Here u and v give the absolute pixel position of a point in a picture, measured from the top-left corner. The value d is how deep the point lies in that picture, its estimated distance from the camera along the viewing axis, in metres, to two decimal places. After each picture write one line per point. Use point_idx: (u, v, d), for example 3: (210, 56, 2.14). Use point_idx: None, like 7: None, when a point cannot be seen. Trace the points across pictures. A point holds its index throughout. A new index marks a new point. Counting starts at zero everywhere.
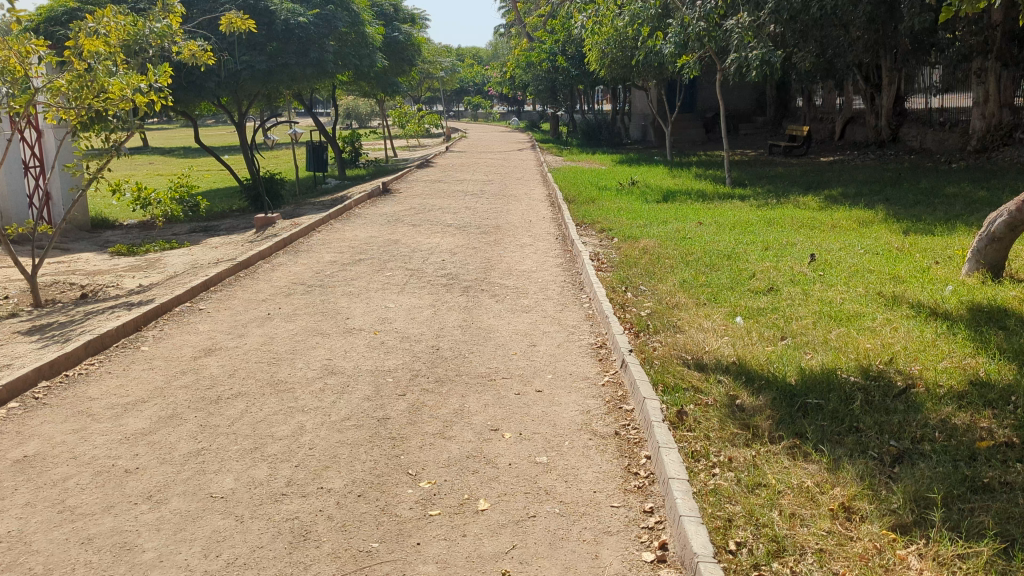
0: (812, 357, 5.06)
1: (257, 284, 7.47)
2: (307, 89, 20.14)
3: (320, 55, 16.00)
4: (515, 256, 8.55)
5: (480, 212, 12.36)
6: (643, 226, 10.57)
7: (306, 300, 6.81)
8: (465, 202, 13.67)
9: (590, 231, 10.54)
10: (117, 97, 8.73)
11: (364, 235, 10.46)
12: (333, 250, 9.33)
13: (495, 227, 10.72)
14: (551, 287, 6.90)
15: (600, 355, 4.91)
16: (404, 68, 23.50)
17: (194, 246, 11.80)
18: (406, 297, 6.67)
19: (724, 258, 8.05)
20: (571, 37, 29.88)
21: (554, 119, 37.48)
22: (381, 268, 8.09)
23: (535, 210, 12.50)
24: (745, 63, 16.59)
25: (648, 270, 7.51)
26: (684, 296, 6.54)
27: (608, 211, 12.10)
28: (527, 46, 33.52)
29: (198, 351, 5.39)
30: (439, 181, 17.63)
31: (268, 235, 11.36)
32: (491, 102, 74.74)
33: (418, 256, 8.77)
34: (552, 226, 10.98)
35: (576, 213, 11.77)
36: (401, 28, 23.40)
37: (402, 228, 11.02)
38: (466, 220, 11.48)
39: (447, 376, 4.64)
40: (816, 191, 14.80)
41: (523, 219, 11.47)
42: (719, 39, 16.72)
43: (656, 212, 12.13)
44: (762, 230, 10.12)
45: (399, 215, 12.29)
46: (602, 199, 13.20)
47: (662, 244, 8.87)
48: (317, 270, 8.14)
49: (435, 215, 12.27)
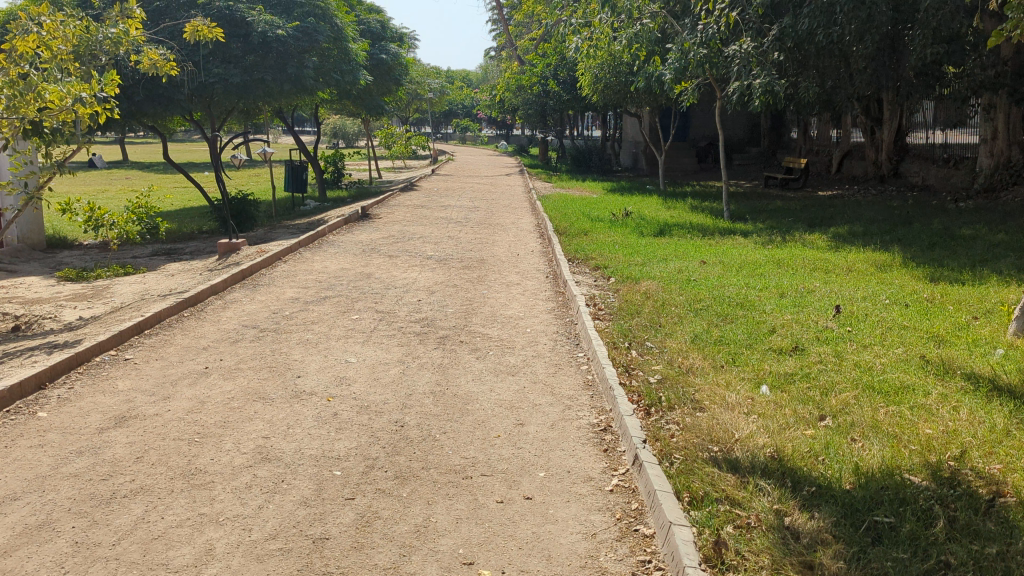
0: (866, 449, 4.11)
1: (202, 326, 6.47)
2: (286, 106, 19.16)
3: (298, 71, 15.10)
4: (500, 298, 7.59)
5: (463, 243, 11.40)
6: (643, 263, 9.64)
7: (254, 349, 5.80)
8: (448, 231, 12.70)
9: (584, 268, 9.60)
10: (56, 107, 7.71)
11: (333, 267, 9.47)
12: (297, 284, 8.34)
13: (479, 261, 9.76)
14: (542, 339, 5.92)
15: (605, 443, 3.94)
16: (390, 88, 22.61)
17: (150, 273, 10.78)
18: (371, 349, 5.67)
19: (737, 307, 7.13)
20: (563, 61, 29.13)
21: (544, 144, 36.70)
22: (346, 308, 7.09)
23: (523, 242, 11.54)
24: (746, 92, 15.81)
25: (653, 320, 6.57)
26: (697, 355, 5.60)
27: (603, 245, 11.16)
28: (518, 69, 32.75)
29: (107, 420, 4.36)
30: (422, 206, 16.69)
31: (231, 264, 10.36)
32: (480, 125, 74.13)
33: (391, 294, 7.78)
34: (543, 261, 10.04)
35: (568, 247, 10.84)
36: (389, 46, 22.53)
37: (377, 259, 10.04)
38: (448, 251, 10.52)
39: (411, 469, 3.64)
40: (821, 228, 13.93)
41: (510, 253, 10.52)
42: (720, 66, 15.87)
43: (655, 247, 11.21)
44: (773, 273, 9.21)
45: (375, 244, 11.32)
46: (596, 232, 12.27)
47: (666, 288, 7.94)
48: (274, 310, 7.14)
49: (415, 244, 11.31)
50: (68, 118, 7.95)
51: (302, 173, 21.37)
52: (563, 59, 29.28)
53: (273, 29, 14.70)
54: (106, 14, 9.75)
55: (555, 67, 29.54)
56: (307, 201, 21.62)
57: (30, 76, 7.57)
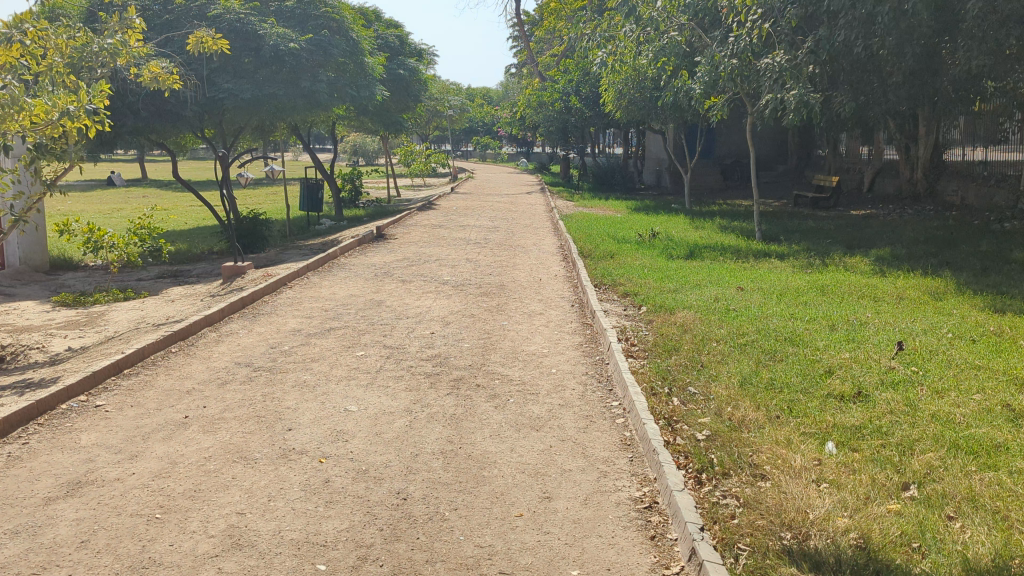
0: (969, 533, 3.36)
1: (190, 364, 5.81)
2: (300, 123, 18.65)
3: (312, 85, 14.61)
4: (521, 330, 6.88)
5: (482, 266, 10.72)
6: (675, 290, 8.92)
7: (244, 393, 5.12)
8: (466, 253, 12.03)
9: (613, 295, 8.90)
10: (40, 121, 7.13)
11: (341, 293, 8.82)
12: (301, 313, 7.68)
13: (499, 287, 9.08)
14: (570, 382, 5.21)
15: (653, 528, 3.23)
16: (409, 104, 22.08)
17: (150, 298, 10.17)
18: (375, 394, 4.98)
19: (786, 343, 6.40)
20: (586, 77, 28.54)
21: (565, 162, 36.07)
22: (351, 343, 6.41)
23: (545, 265, 10.85)
24: (779, 108, 15.11)
25: (694, 359, 5.85)
26: (750, 404, 4.87)
27: (630, 269, 10.44)
28: (539, 86, 32.19)
29: (59, 488, 3.69)
30: (440, 226, 16.07)
31: (235, 289, 9.74)
32: (501, 143, 73.78)
33: (402, 326, 7.10)
34: (568, 287, 9.34)
35: (595, 272, 10.13)
36: (408, 62, 22.04)
37: (389, 285, 9.38)
38: (465, 276, 9.85)
39: (413, 564, 2.94)
40: (861, 250, 13.15)
41: (531, 277, 9.84)
42: (751, 80, 15.18)
43: (687, 272, 10.48)
44: (819, 301, 8.45)
45: (388, 268, 10.67)
46: (623, 254, 11.56)
47: (705, 320, 7.21)
48: (272, 344, 6.47)
49: (431, 268, 10.65)
50: (55, 133, 7.37)
51: (318, 191, 20.83)
52: (585, 75, 28.68)
53: (285, 43, 14.20)
54: (104, 24, 9.23)
55: (576, 84, 28.94)
56: (323, 220, 21.05)
57: (12, 89, 6.98)
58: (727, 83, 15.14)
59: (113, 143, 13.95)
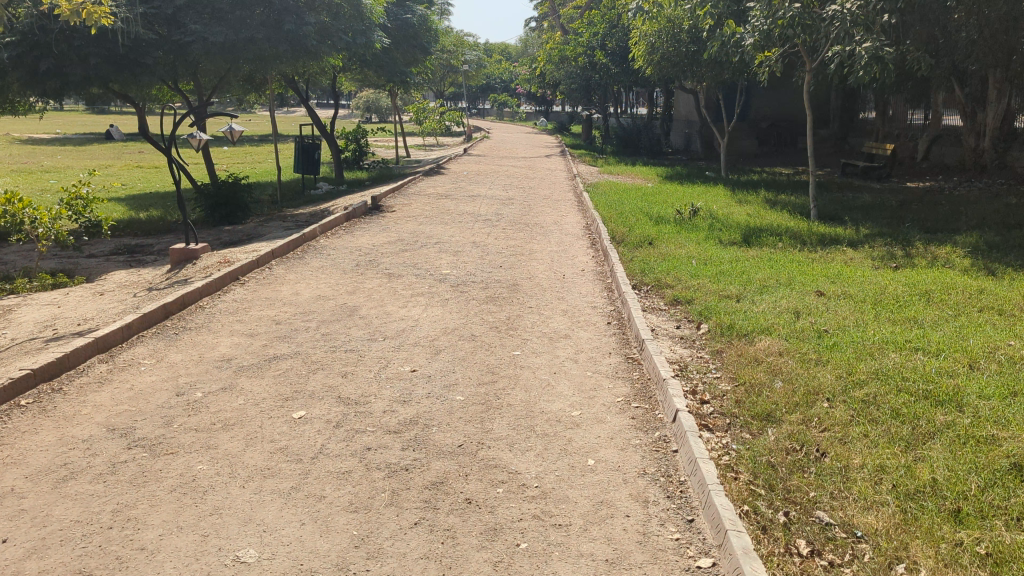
0: None
1: (37, 431, 3.82)
2: (291, 74, 16.52)
3: (297, 28, 12.48)
4: (539, 368, 4.86)
5: (493, 255, 8.68)
6: (742, 299, 6.89)
7: (86, 504, 3.13)
8: (473, 234, 10.01)
9: (657, 303, 6.88)
10: None
11: (305, 293, 6.81)
12: (244, 330, 5.67)
13: (512, 289, 7.05)
14: (622, 496, 3.19)
15: None
16: (418, 57, 19.93)
17: (79, 289, 8.18)
18: (292, 520, 2.97)
19: (932, 405, 4.37)
20: (613, 29, 26.18)
21: (587, 122, 33.76)
22: (293, 390, 4.39)
23: (570, 254, 8.80)
24: (847, 65, 12.88)
25: (805, 439, 3.84)
26: (931, 557, 2.86)
27: (675, 262, 8.39)
28: (560, 40, 29.85)
29: None
30: (446, 196, 14.03)
31: (180, 280, 7.74)
32: (519, 101, 71.11)
33: (374, 355, 5.10)
34: (598, 286, 7.31)
35: (634, 264, 8.08)
36: (415, 9, 19.89)
37: (372, 281, 7.35)
38: (469, 270, 7.81)
39: None
40: (943, 236, 11.00)
41: (552, 272, 7.80)
42: (813, 30, 12.91)
43: (747, 266, 8.45)
44: (936, 319, 6.38)
45: (378, 254, 8.66)
46: (664, 241, 9.48)
47: (800, 354, 5.19)
48: (180, 389, 4.48)
49: (429, 256, 8.62)
50: None
51: (315, 152, 18.77)
52: (612, 28, 26.31)
53: None
54: None
55: (603, 37, 26.53)
56: (320, 185, 19.06)
57: None
58: (785, 34, 12.88)
59: (66, 94, 11.93)
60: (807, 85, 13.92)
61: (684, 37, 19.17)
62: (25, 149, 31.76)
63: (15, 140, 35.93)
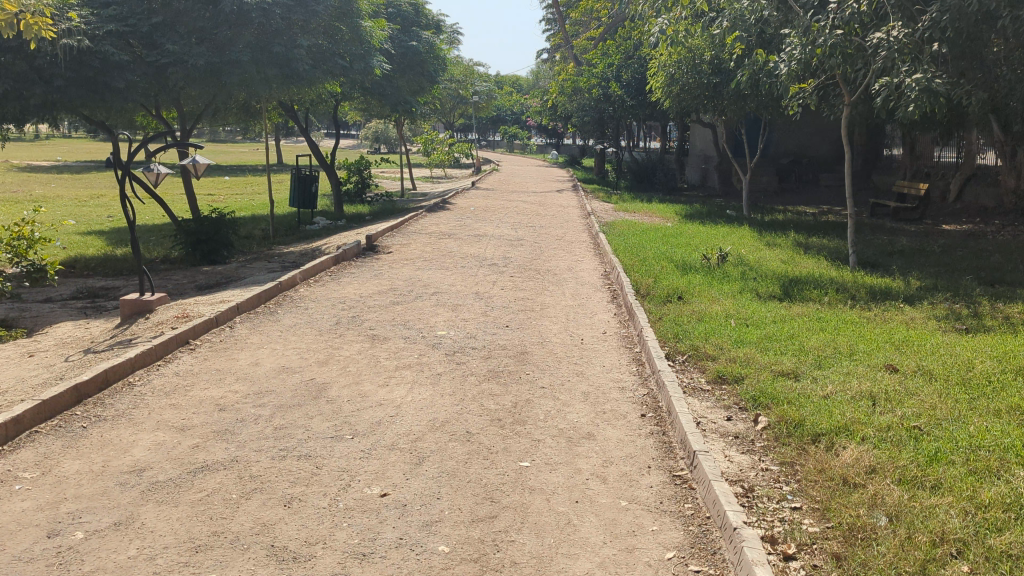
0: None
1: None
2: (286, 100, 15.43)
3: (288, 50, 11.36)
4: (555, 492, 3.59)
5: (497, 311, 7.44)
6: (802, 379, 5.63)
7: None
8: (477, 283, 8.82)
9: (698, 380, 5.61)
10: None
11: (267, 363, 5.57)
12: (174, 422, 4.42)
13: (519, 359, 5.79)
14: None
15: None
16: (424, 86, 18.90)
17: (11, 346, 6.97)
18: None
19: None
20: (629, 61, 25.18)
21: (599, 155, 32.72)
22: (209, 533, 3.13)
23: (588, 310, 7.58)
24: (893, 99, 11.72)
25: None
26: None
27: (712, 323, 7.17)
28: (573, 71, 28.90)
29: None
30: (450, 235, 12.88)
31: (125, 339, 6.52)
32: (529, 133, 70.35)
33: (334, 464, 3.86)
34: (624, 353, 6.06)
35: (665, 326, 6.84)
36: (421, 36, 18.89)
37: (350, 345, 6.10)
38: (467, 332, 6.56)
39: None
40: (1007, 290, 9.75)
41: (568, 335, 6.57)
42: (854, 60, 11.72)
43: (797, 331, 7.20)
44: None
45: (363, 309, 7.42)
46: (696, 295, 8.24)
47: (899, 469, 3.91)
48: (56, 525, 3.23)
49: (423, 311, 7.37)
50: None
51: (311, 185, 17.62)
52: (627, 59, 25.33)
53: None
54: None
55: (618, 68, 25.52)
56: (317, 219, 17.92)
57: None
58: (824, 63, 11.70)
59: (31, 117, 10.86)
60: (844, 120, 12.77)
61: (705, 68, 18.26)
62: (21, 177, 30.86)
63: (12, 166, 35.04)
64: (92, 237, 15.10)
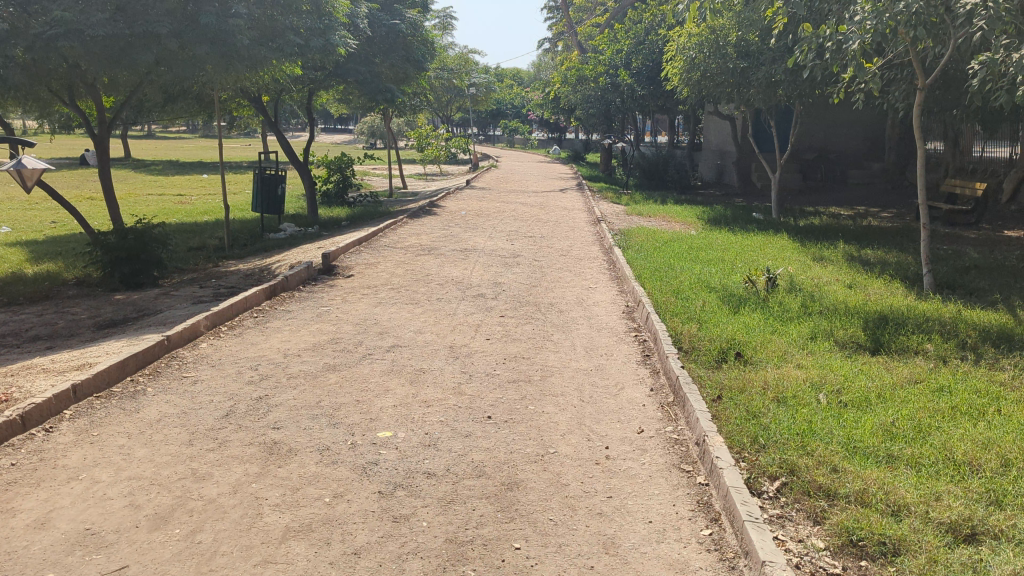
0: None
1: None
2: (240, 87, 13.12)
3: (222, 23, 9.08)
4: None
5: (475, 384, 5.05)
6: (997, 547, 3.24)
7: None
8: (454, 328, 6.45)
9: (815, 550, 3.23)
10: None
11: (59, 524, 3.19)
12: None
13: (503, 504, 3.39)
14: None
15: None
16: (410, 73, 16.55)
17: None
18: None
19: None
20: (639, 46, 22.84)
21: (606, 150, 30.33)
22: None
23: (613, 380, 5.18)
24: (990, 82, 9.30)
25: None
26: None
27: (797, 406, 4.76)
28: (578, 59, 26.58)
29: None
30: (431, 250, 10.53)
31: None
32: (530, 126, 68.03)
33: None
34: (681, 482, 3.68)
35: (734, 419, 4.46)
36: (405, 15, 16.54)
37: (226, 468, 3.72)
38: (426, 435, 4.17)
39: None
40: None
41: (585, 438, 4.18)
42: (935, 32, 9.29)
43: (923, 417, 4.83)
44: None
45: (279, 384, 5.01)
46: (760, 352, 5.84)
47: None
48: None
49: (365, 388, 4.96)
50: None
51: (277, 187, 15.23)
52: (638, 44, 23.00)
53: None
54: None
55: (628, 54, 23.15)
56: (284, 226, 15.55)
57: None
58: (899, 37, 9.29)
59: None
60: (917, 109, 10.35)
61: (732, 51, 16.13)
62: None
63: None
64: (12, 248, 12.79)
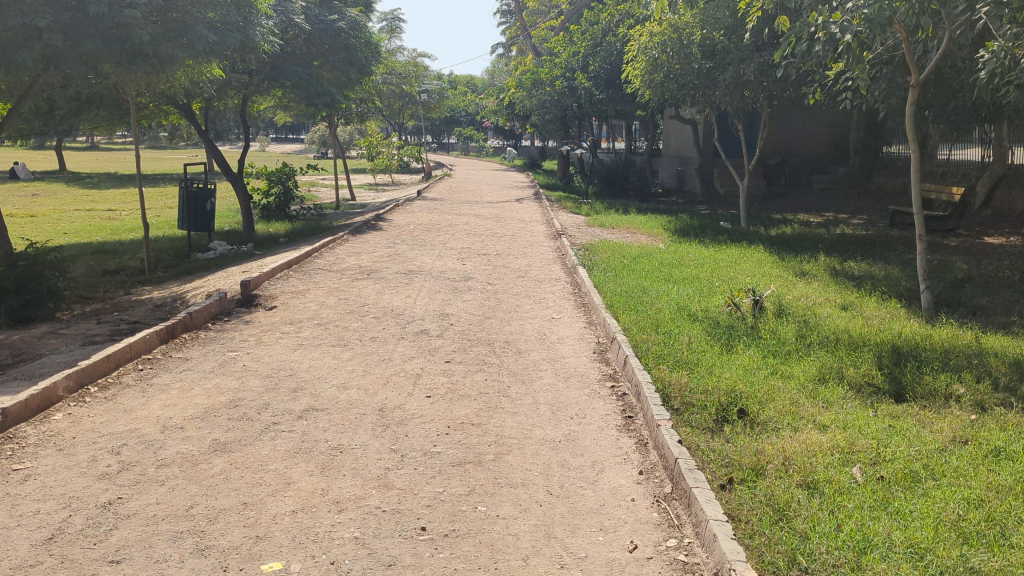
0: None
1: None
2: (156, 90, 11.75)
3: (115, 11, 7.76)
4: None
5: (407, 470, 3.81)
6: None
7: None
8: (388, 380, 5.21)
9: None
10: None
11: None
12: None
13: None
14: None
15: None
16: (351, 77, 15.25)
17: None
18: None
19: None
20: (596, 48, 21.80)
21: (563, 157, 29.27)
22: None
23: (590, 460, 3.97)
24: (999, 75, 8.30)
25: None
26: None
27: (833, 494, 3.61)
28: (533, 62, 25.50)
29: None
30: (371, 273, 9.26)
31: None
32: (484, 134, 66.87)
33: None
34: None
35: (757, 525, 3.29)
36: (345, 12, 15.20)
37: None
38: (332, 568, 2.92)
39: None
40: None
41: (558, 566, 2.96)
42: (934, 21, 8.28)
43: (993, 501, 3.70)
44: None
45: (142, 478, 3.72)
46: (767, 408, 4.70)
47: None
48: None
49: (259, 482, 3.69)
50: None
51: (206, 203, 13.84)
52: (595, 46, 21.97)
53: None
54: None
55: (584, 56, 22.11)
56: (214, 244, 14.15)
57: None
58: (896, 25, 8.24)
59: None
60: (910, 108, 9.34)
61: (696, 51, 15.08)
62: None
63: None
64: None
